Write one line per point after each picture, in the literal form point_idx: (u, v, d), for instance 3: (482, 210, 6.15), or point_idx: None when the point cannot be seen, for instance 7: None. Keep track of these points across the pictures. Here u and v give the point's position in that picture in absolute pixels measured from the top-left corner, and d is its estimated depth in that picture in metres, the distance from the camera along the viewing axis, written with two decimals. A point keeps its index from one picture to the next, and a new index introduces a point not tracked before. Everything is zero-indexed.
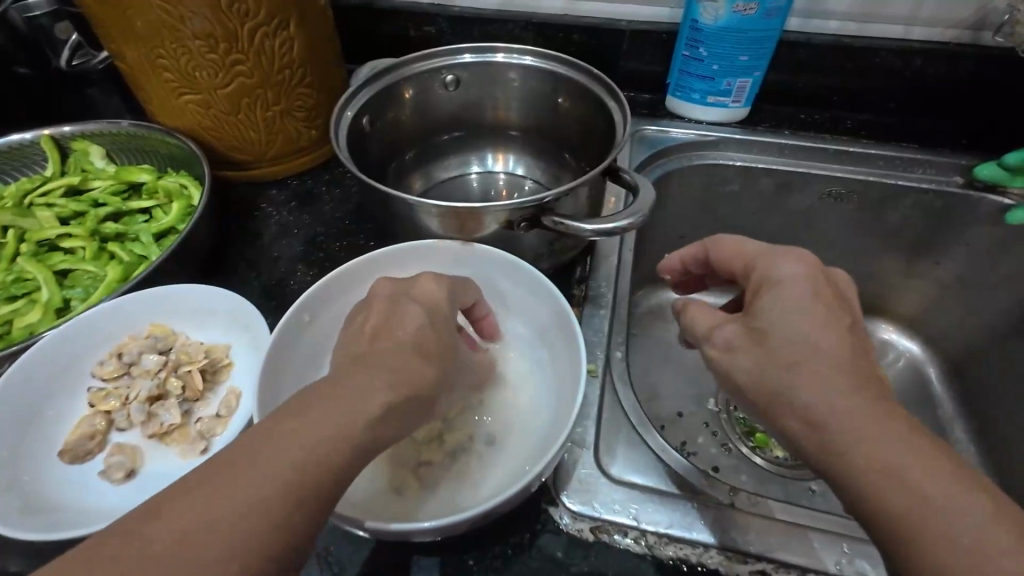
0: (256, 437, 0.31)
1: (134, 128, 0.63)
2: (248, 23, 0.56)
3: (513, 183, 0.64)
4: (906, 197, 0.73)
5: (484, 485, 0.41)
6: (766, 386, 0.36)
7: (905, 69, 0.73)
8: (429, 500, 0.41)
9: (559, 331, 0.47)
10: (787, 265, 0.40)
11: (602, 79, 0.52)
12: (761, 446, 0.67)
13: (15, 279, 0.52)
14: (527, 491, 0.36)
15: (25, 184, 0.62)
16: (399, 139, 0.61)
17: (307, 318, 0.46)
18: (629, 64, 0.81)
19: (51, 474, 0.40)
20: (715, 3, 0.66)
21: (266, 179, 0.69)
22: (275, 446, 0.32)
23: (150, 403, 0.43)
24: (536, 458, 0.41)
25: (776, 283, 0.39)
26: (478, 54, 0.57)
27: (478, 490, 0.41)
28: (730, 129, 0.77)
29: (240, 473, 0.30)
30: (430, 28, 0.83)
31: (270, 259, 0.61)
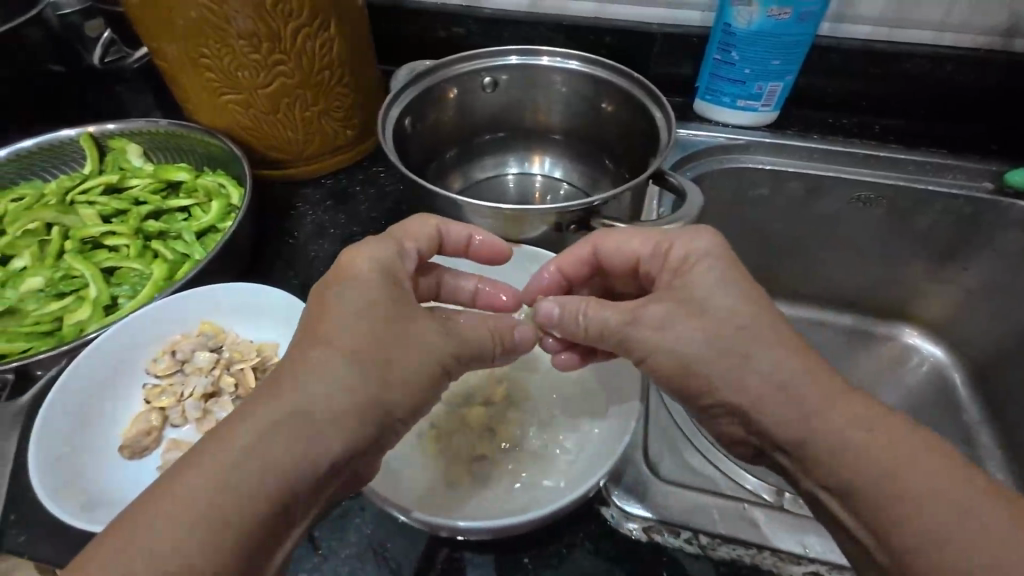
0: (320, 438, 0.31)
1: (173, 127, 0.64)
2: (291, 24, 0.56)
3: (549, 184, 0.65)
4: (934, 203, 0.74)
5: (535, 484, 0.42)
6: (799, 390, 0.36)
7: (934, 74, 0.74)
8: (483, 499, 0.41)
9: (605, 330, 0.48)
10: (696, 241, 0.40)
11: (648, 85, 0.52)
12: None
13: (63, 276, 0.53)
14: (588, 496, 0.37)
15: (66, 181, 0.62)
16: (438, 140, 0.61)
17: None
18: (658, 67, 0.82)
19: (110, 470, 0.40)
20: (750, 7, 0.67)
21: (301, 178, 0.69)
22: (348, 442, 0.32)
23: (204, 400, 0.44)
24: (589, 460, 0.42)
25: (695, 259, 0.39)
26: (524, 57, 0.58)
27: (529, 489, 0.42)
28: (759, 132, 0.78)
29: (316, 470, 0.31)
30: (459, 29, 0.83)
31: (308, 258, 0.62)
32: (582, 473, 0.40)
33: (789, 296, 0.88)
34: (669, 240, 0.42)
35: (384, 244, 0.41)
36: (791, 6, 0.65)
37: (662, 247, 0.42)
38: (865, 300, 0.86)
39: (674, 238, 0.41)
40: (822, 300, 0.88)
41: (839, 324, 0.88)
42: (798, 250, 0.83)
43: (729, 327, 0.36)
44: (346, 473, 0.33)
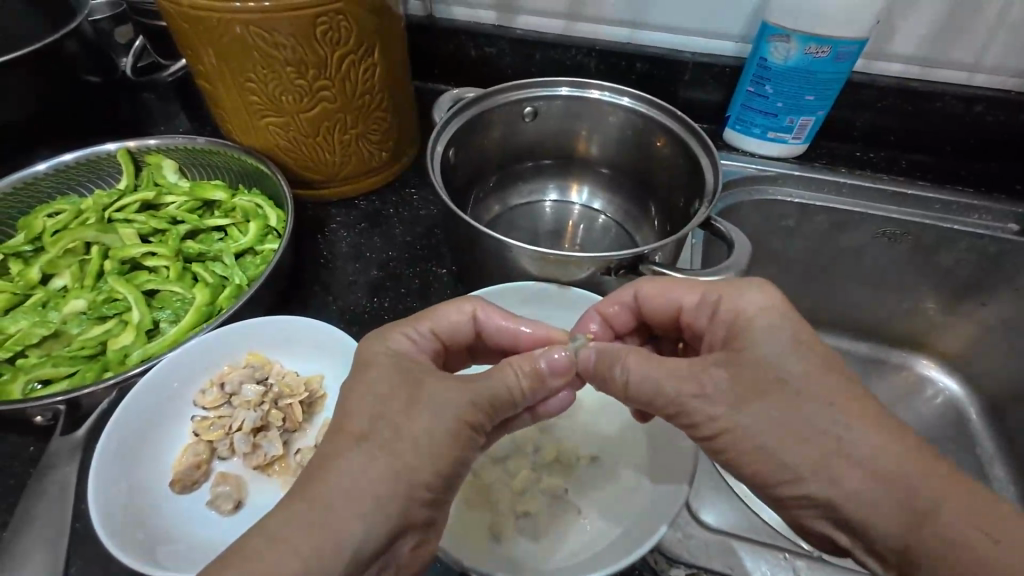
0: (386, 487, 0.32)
1: (211, 145, 0.63)
2: (338, 51, 0.56)
3: (586, 215, 0.65)
4: (960, 241, 0.74)
5: (579, 538, 0.43)
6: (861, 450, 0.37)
7: (965, 114, 0.74)
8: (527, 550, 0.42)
9: None
10: (747, 297, 0.41)
11: (699, 132, 0.53)
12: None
13: (106, 298, 0.53)
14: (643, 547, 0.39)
15: (103, 197, 0.62)
16: (477, 169, 0.61)
17: None
18: (688, 94, 0.82)
19: (163, 506, 0.41)
20: (788, 44, 0.67)
21: (334, 198, 0.69)
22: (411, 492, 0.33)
23: (253, 434, 0.44)
24: (634, 514, 0.43)
25: (746, 313, 0.41)
26: (574, 88, 0.58)
27: (573, 542, 0.43)
28: (788, 164, 0.78)
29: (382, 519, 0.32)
30: (490, 49, 0.83)
31: (344, 283, 0.62)
32: (629, 528, 0.41)
33: (808, 324, 0.89)
34: (715, 292, 0.43)
35: (398, 327, 0.42)
36: (829, 45, 0.66)
37: (709, 300, 0.44)
38: (882, 330, 0.87)
39: (721, 291, 0.43)
40: (841, 329, 0.89)
41: (856, 353, 0.89)
42: (819, 279, 0.84)
43: (784, 378, 0.37)
44: (408, 523, 0.34)
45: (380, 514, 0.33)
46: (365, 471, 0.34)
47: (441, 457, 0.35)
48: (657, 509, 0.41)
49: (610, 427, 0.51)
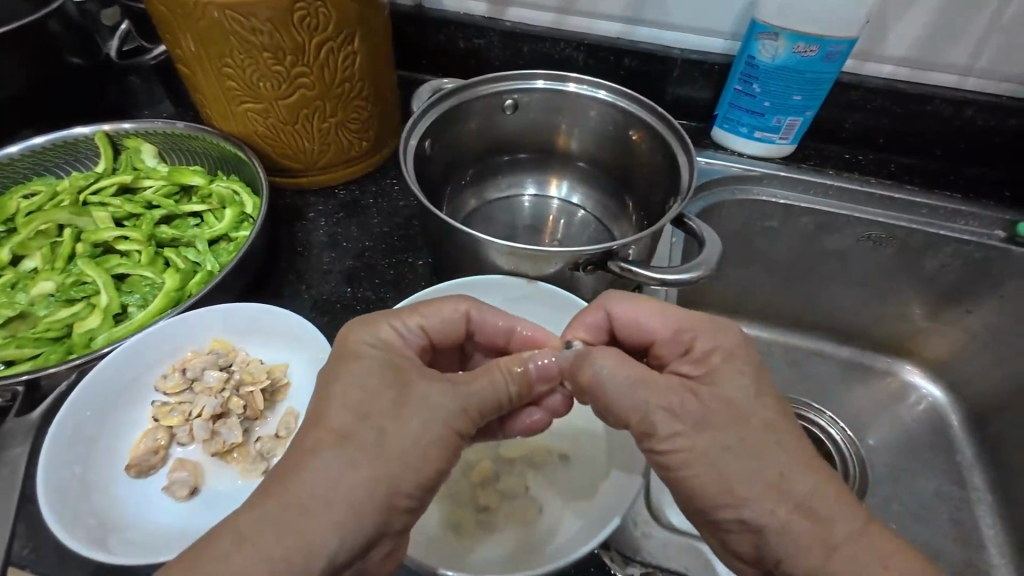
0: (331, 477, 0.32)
1: (189, 130, 0.63)
2: (316, 38, 0.55)
3: (564, 209, 0.65)
4: (945, 246, 0.74)
5: (532, 535, 0.43)
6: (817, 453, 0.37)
7: (955, 118, 0.74)
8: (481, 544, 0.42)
9: None
10: (722, 337, 0.42)
11: (678, 129, 0.52)
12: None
13: (75, 281, 0.53)
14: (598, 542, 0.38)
15: (79, 180, 0.62)
16: (454, 162, 0.61)
17: None
18: (677, 91, 0.81)
19: (118, 490, 0.41)
20: (776, 42, 0.67)
21: (313, 186, 0.69)
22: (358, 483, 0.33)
23: (212, 421, 0.44)
24: (588, 513, 0.42)
25: (718, 355, 0.41)
26: (551, 82, 0.58)
27: (527, 538, 0.43)
28: (774, 164, 0.78)
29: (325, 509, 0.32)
30: (479, 41, 0.83)
31: (318, 272, 0.62)
32: (581, 527, 0.41)
33: (791, 326, 0.89)
34: (691, 330, 0.43)
35: (381, 319, 0.42)
36: (818, 45, 0.65)
37: (684, 336, 0.43)
38: (866, 334, 0.87)
39: (696, 332, 0.43)
40: (825, 332, 0.88)
41: (839, 356, 0.88)
42: (803, 282, 0.84)
43: None
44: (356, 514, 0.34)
45: (326, 504, 0.33)
46: (313, 459, 0.34)
47: (391, 448, 0.35)
48: (610, 510, 0.41)
49: (576, 424, 0.50)
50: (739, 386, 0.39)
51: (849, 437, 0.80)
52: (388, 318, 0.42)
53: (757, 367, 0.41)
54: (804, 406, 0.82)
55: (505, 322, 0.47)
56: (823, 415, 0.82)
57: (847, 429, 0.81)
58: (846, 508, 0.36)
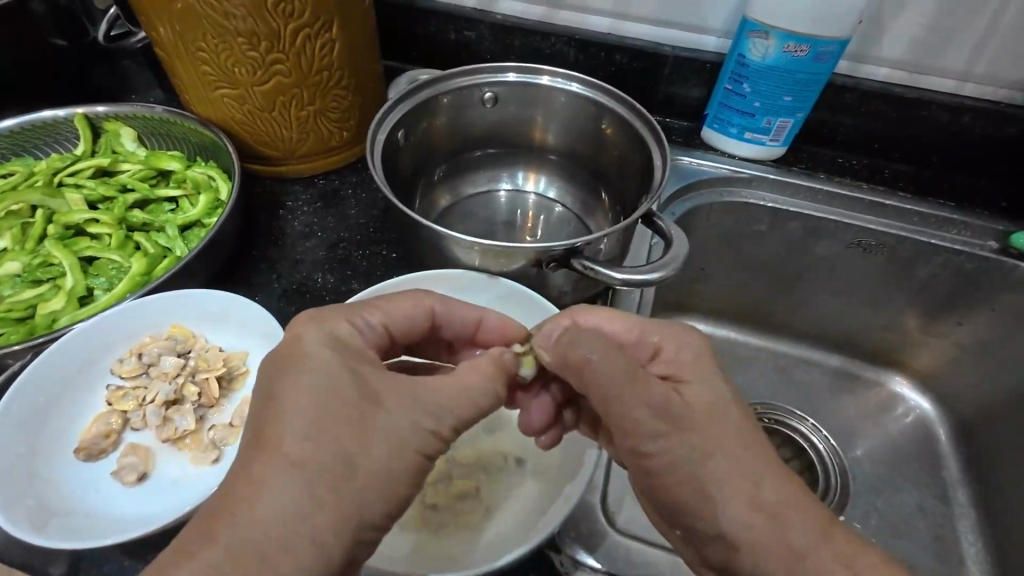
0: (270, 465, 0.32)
1: (167, 114, 0.63)
2: (291, 24, 0.55)
3: (542, 205, 0.64)
4: (937, 256, 0.72)
5: (486, 534, 0.42)
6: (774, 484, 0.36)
7: (952, 124, 0.72)
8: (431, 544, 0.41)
9: None
10: (682, 342, 0.43)
11: (653, 125, 0.51)
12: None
13: (41, 262, 0.53)
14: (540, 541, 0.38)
15: (56, 161, 0.62)
16: (430, 153, 0.60)
17: None
18: (669, 89, 0.80)
19: (64, 474, 0.41)
20: (766, 41, 0.65)
21: (293, 175, 0.69)
22: None
23: (165, 408, 0.44)
24: (542, 509, 0.42)
25: None
26: (523, 74, 0.57)
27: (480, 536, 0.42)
28: (764, 167, 0.76)
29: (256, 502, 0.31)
30: (469, 33, 0.82)
31: (290, 261, 0.61)
32: (534, 523, 0.41)
33: (779, 332, 0.87)
34: (655, 331, 0.43)
35: (337, 317, 0.39)
36: (809, 44, 0.64)
37: (650, 340, 0.43)
38: (856, 343, 0.85)
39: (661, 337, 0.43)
40: (813, 339, 0.87)
41: (827, 365, 0.87)
42: (791, 288, 0.82)
43: None
44: None
45: None
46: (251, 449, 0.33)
47: None
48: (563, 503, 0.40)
49: None
50: (696, 391, 0.38)
51: (832, 447, 0.79)
52: (346, 313, 0.40)
53: (716, 372, 0.40)
54: (788, 413, 0.81)
55: (474, 314, 0.47)
56: (806, 422, 0.81)
57: (831, 439, 0.80)
58: (798, 519, 0.35)
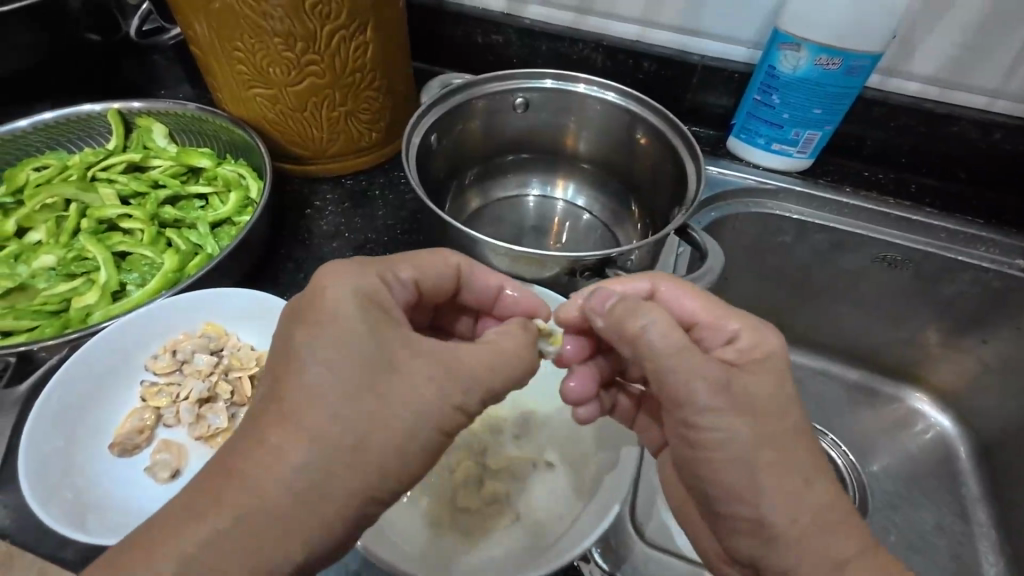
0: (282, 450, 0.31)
1: (199, 112, 0.63)
2: (328, 26, 0.55)
3: (570, 212, 0.64)
4: (964, 273, 0.71)
5: (524, 540, 0.42)
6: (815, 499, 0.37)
7: (982, 140, 0.71)
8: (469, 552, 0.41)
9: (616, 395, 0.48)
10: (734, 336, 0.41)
11: (687, 136, 0.51)
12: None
13: (76, 256, 0.54)
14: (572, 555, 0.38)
15: (89, 155, 0.62)
16: (462, 157, 0.61)
17: None
18: (696, 98, 0.79)
19: (99, 470, 0.41)
20: (797, 53, 0.65)
21: (322, 175, 0.69)
22: None
23: (199, 405, 0.45)
24: (584, 514, 0.42)
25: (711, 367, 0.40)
26: (560, 81, 0.57)
27: (516, 541, 0.42)
28: (790, 178, 0.76)
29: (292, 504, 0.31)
30: (497, 37, 0.82)
31: (319, 261, 0.62)
32: (576, 528, 0.40)
33: (799, 344, 0.87)
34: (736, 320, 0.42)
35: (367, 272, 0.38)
36: (841, 58, 0.63)
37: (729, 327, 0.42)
38: (876, 357, 0.84)
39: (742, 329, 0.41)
40: (833, 352, 0.86)
41: (846, 378, 0.86)
42: (812, 299, 0.82)
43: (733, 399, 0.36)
44: None
45: None
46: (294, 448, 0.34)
47: None
48: (606, 507, 0.40)
49: (565, 433, 0.49)
50: (756, 387, 0.38)
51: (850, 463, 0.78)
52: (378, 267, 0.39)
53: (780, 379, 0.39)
54: None
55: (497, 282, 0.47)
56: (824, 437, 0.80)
57: (849, 453, 0.79)
58: (834, 538, 0.35)
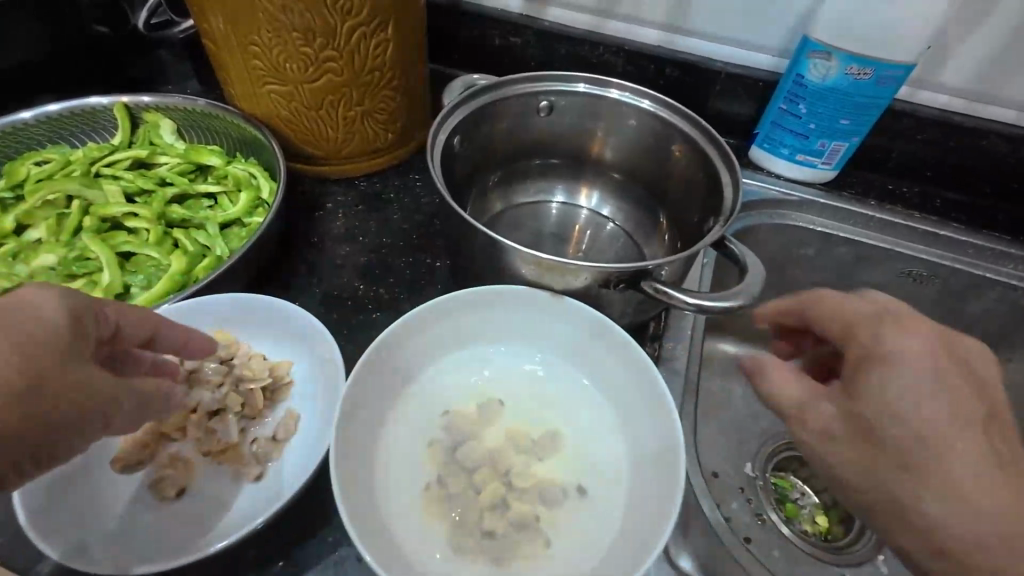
0: None
1: (210, 107, 0.61)
2: (348, 22, 0.53)
3: (594, 221, 0.62)
4: (990, 289, 0.70)
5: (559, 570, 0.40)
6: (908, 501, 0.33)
7: (1011, 155, 0.69)
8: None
9: (650, 415, 0.45)
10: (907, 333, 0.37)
11: (723, 146, 0.49)
12: (791, 517, 0.66)
13: (78, 256, 0.52)
14: None
15: (94, 151, 0.60)
16: (485, 160, 0.59)
17: (376, 366, 0.46)
18: (717, 105, 0.78)
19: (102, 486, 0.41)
20: (828, 61, 0.63)
21: (334, 176, 0.66)
22: None
23: (207, 418, 0.44)
24: (628, 545, 0.40)
25: None
26: (592, 86, 0.55)
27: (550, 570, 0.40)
28: (814, 190, 0.74)
29: None
30: (515, 39, 0.80)
31: (332, 265, 0.59)
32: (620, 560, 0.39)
33: None
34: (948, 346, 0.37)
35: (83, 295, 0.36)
36: (873, 67, 0.61)
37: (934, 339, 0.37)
38: None
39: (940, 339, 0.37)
40: None
41: None
42: None
43: None
44: None
45: None
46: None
47: None
48: (654, 537, 0.39)
49: (598, 454, 0.46)
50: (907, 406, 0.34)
51: None
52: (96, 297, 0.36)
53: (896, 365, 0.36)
54: None
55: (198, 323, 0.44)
56: None
57: None
58: None
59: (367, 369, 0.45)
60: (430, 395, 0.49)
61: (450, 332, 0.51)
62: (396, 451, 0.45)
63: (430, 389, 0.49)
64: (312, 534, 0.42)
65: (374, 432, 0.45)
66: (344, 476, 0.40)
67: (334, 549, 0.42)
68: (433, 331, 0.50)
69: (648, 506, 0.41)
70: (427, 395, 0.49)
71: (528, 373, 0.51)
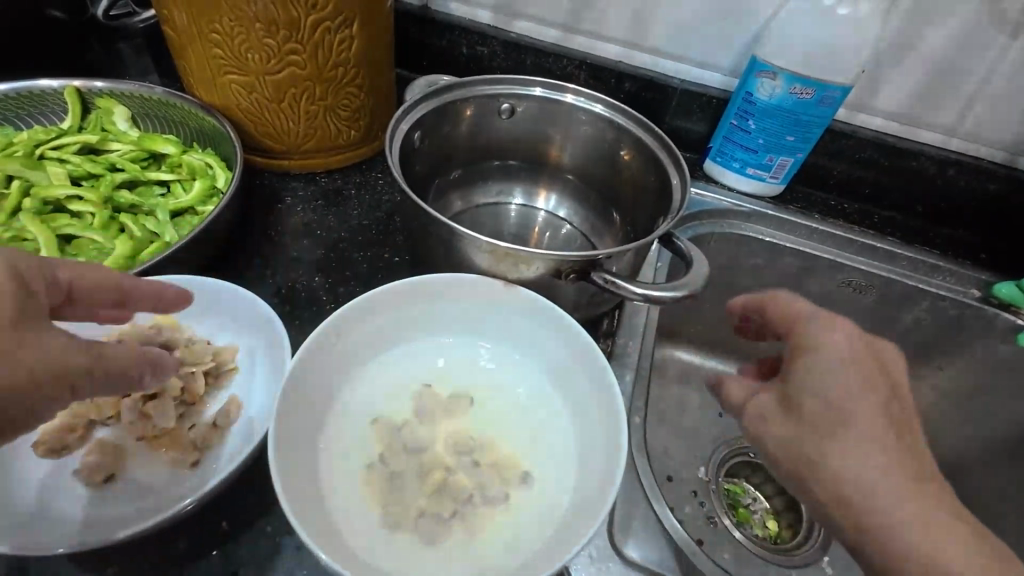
0: None
1: (167, 96, 0.60)
2: (312, 16, 0.53)
3: (551, 222, 0.64)
4: (922, 300, 0.74)
5: (544, 499, 0.44)
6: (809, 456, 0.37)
7: (938, 176, 0.75)
8: (473, 550, 0.41)
9: (588, 391, 0.48)
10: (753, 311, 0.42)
11: (671, 149, 0.52)
12: (743, 521, 0.67)
13: (13, 237, 0.51)
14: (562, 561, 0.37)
15: (39, 133, 0.58)
16: (446, 157, 0.60)
17: (331, 341, 0.47)
18: (673, 121, 0.81)
19: (25, 468, 0.40)
20: (773, 81, 0.66)
21: (294, 171, 0.66)
22: None
23: (143, 402, 0.44)
24: (597, 411, 0.46)
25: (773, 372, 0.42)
26: (550, 90, 0.57)
27: (501, 542, 0.41)
28: (763, 203, 0.77)
29: None
30: (482, 48, 0.82)
31: (288, 257, 0.59)
32: (603, 443, 0.44)
33: None
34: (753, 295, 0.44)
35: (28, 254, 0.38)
36: (814, 88, 0.65)
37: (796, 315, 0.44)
38: None
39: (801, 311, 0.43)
40: None
41: None
42: None
43: None
44: None
45: None
46: None
47: None
48: (613, 408, 0.44)
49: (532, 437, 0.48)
50: None
51: None
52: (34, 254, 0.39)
53: None
54: None
55: None
56: None
57: None
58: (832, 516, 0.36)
59: (313, 349, 0.45)
60: (373, 382, 0.49)
61: (362, 332, 0.49)
62: (345, 451, 0.45)
63: (374, 379, 0.49)
64: (256, 522, 0.42)
65: (316, 432, 0.44)
66: (295, 495, 0.38)
67: (274, 539, 0.42)
68: (366, 323, 0.49)
69: (597, 424, 0.46)
70: (350, 407, 0.47)
71: (488, 364, 0.52)
